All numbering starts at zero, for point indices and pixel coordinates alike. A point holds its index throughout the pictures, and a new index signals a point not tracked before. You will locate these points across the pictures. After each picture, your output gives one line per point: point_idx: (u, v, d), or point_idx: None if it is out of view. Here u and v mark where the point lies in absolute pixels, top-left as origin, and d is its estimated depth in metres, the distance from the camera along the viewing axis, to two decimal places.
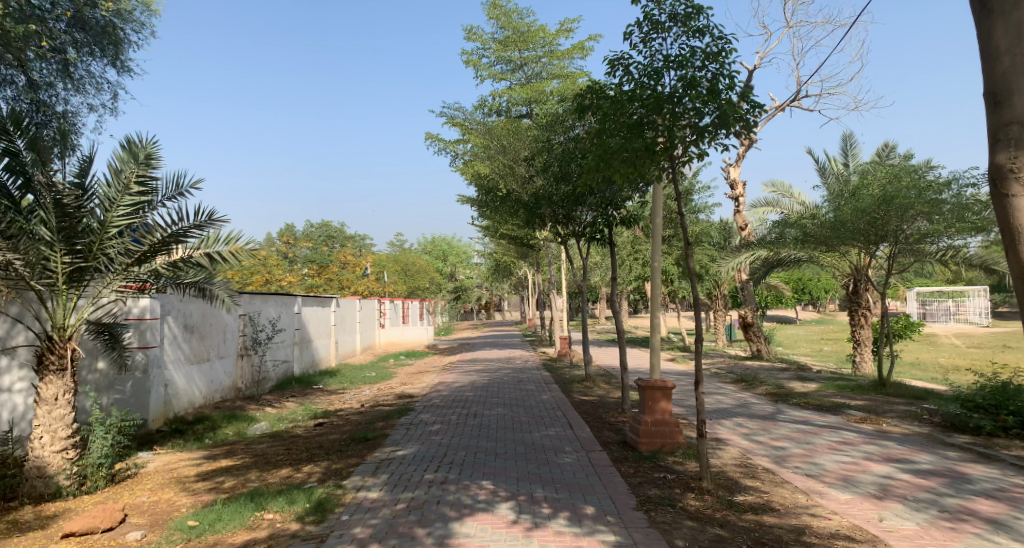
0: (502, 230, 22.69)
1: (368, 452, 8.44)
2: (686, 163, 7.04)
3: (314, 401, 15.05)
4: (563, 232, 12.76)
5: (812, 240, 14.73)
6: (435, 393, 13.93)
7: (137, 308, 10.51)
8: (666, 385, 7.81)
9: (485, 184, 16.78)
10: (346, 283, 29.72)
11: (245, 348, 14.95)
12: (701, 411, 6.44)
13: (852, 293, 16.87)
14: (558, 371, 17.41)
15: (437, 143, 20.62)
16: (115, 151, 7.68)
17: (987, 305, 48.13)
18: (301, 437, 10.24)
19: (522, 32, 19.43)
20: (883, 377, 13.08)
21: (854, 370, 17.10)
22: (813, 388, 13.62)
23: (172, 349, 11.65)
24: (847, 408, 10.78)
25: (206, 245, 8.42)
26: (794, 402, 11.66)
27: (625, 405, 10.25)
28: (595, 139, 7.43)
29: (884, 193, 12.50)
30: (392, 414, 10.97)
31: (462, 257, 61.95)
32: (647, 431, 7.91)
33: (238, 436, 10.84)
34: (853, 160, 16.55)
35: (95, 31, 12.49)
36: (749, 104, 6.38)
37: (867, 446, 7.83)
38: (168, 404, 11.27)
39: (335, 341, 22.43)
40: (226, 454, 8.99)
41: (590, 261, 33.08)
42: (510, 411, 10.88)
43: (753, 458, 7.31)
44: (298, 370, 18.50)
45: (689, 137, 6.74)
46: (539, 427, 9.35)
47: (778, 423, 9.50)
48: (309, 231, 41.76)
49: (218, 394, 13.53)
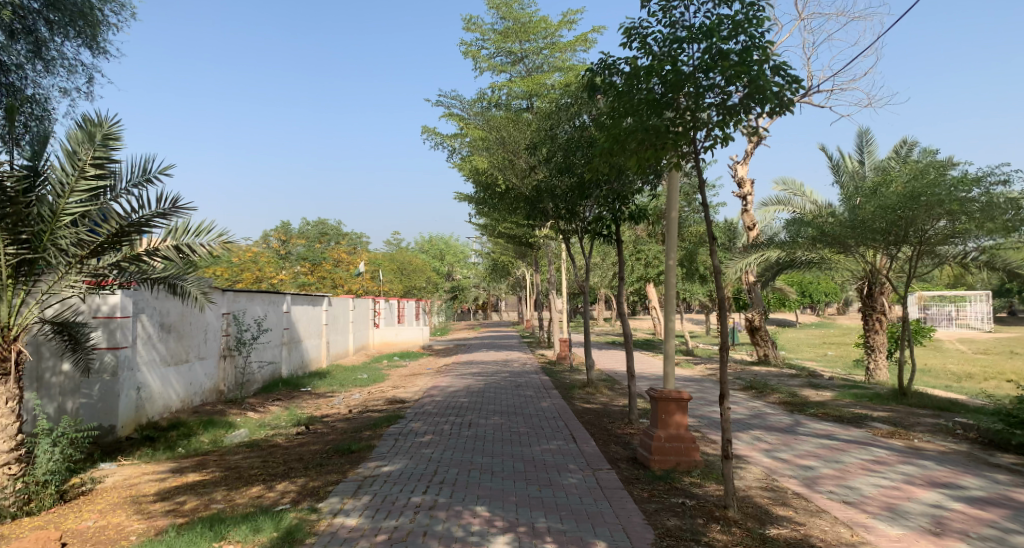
0: (501, 229, 21.98)
1: (350, 468, 7.63)
2: (709, 147, 6.23)
3: (300, 405, 14.23)
4: (565, 228, 11.97)
5: (828, 240, 13.95)
6: (428, 398, 13.12)
7: (106, 306, 9.77)
8: (680, 396, 7.09)
9: (484, 179, 15.98)
10: (339, 281, 28.92)
11: (228, 349, 14.17)
12: (727, 429, 5.66)
13: (866, 296, 16.13)
14: (557, 375, 16.63)
15: (433, 136, 19.86)
16: (69, 130, 6.90)
17: (988, 310, 47.81)
18: (280, 448, 9.43)
19: (523, 23, 18.65)
20: (903, 386, 12.31)
21: (867, 377, 16.32)
22: (828, 396, 12.85)
23: (146, 349, 10.84)
24: (870, 420, 9.98)
25: (175, 235, 7.61)
26: (812, 413, 10.86)
27: (633, 415, 9.48)
28: (607, 121, 6.63)
29: (910, 189, 11.72)
30: (380, 425, 10.18)
31: (459, 256, 61.17)
32: (660, 448, 7.15)
33: (213, 445, 10.04)
34: (869, 157, 15.78)
35: (71, 11, 11.62)
36: (784, 78, 5.53)
37: (904, 466, 7.04)
38: (141, 409, 10.47)
39: (326, 341, 21.63)
40: (194, 466, 8.18)
41: (590, 261, 32.31)
42: (508, 421, 10.10)
43: (779, 480, 6.53)
44: (286, 371, 17.74)
45: (714, 116, 5.94)
46: (539, 440, 8.56)
47: (799, 437, 8.71)
48: (303, 228, 40.90)
49: (197, 397, 12.74)
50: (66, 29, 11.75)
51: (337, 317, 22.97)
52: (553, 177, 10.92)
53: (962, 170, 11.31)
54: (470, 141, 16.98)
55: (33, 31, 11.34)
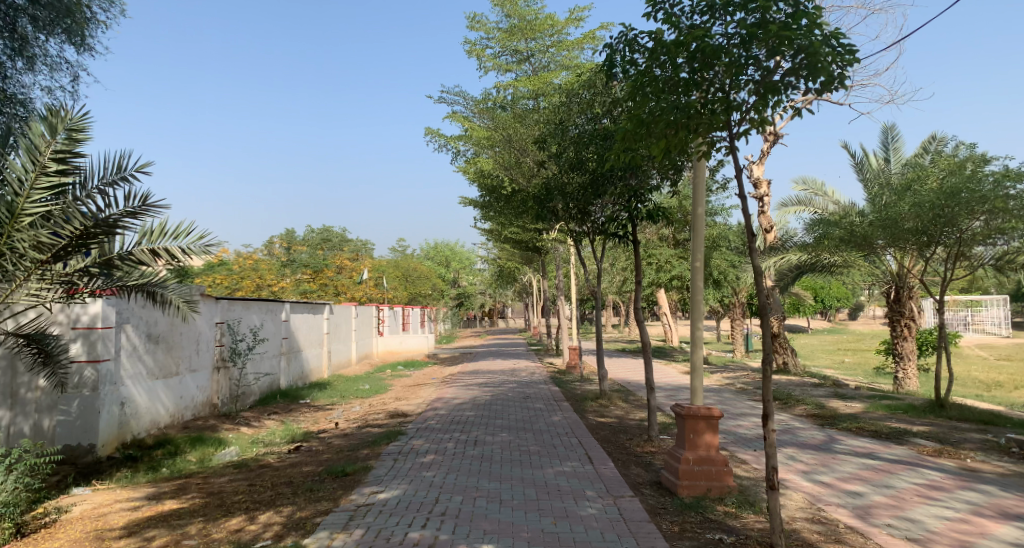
0: (507, 234, 21.27)
1: (343, 495, 6.88)
2: (745, 133, 5.46)
3: (297, 419, 13.51)
4: (576, 229, 11.24)
5: (855, 242, 13.18)
6: (431, 412, 12.38)
7: (87, 316, 9.14)
8: (710, 413, 6.39)
9: (491, 181, 15.28)
10: (342, 289, 28.23)
11: (222, 360, 13.48)
12: (773, 455, 4.88)
13: (893, 301, 15.35)
14: (568, 386, 15.84)
15: (437, 138, 19.21)
16: (29, 121, 6.23)
17: (1004, 314, 47.15)
18: (270, 469, 8.69)
19: (529, 21, 17.95)
20: (941, 397, 11.51)
21: (895, 388, 15.50)
22: (859, 409, 12.03)
23: (132, 362, 10.13)
24: (911, 436, 9.22)
25: (149, 238, 7.02)
26: (845, 427, 10.09)
27: (653, 432, 8.71)
28: (627, 104, 5.86)
29: (948, 185, 10.99)
30: (379, 443, 9.41)
31: (465, 263, 60.49)
32: (688, 472, 6.39)
33: (199, 465, 9.31)
34: (895, 154, 15.01)
35: (58, 8, 10.99)
36: (838, 48, 4.81)
37: (966, 492, 6.29)
38: (124, 426, 9.78)
39: (327, 350, 20.90)
40: (173, 492, 7.42)
41: (599, 268, 31.54)
42: (517, 437, 9.34)
43: (827, 510, 5.77)
44: (285, 382, 17.04)
45: (751, 95, 5.20)
46: (552, 461, 7.80)
47: (838, 457, 7.94)
48: (306, 234, 40.23)
49: (188, 411, 12.02)
50: (53, 26, 11.10)
51: (339, 325, 22.28)
52: (564, 174, 10.22)
53: (1005, 164, 10.58)
54: (474, 143, 16.33)
55: (16, 27, 10.64)
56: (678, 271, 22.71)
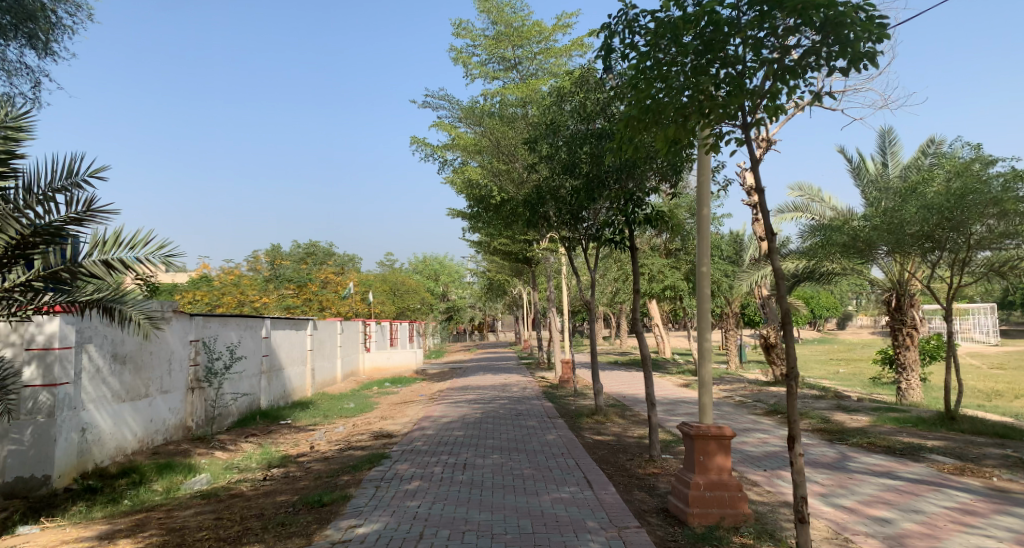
0: (496, 245, 20.72)
1: (317, 530, 6.21)
2: (760, 119, 4.91)
3: (276, 441, 12.82)
4: (570, 237, 10.71)
5: (857, 248, 12.72)
6: (418, 431, 11.74)
7: (43, 336, 8.49)
8: (721, 433, 5.84)
9: (478, 191, 14.74)
10: (326, 304, 27.51)
11: (197, 381, 12.76)
12: (801, 483, 4.32)
13: (894, 309, 14.90)
14: (561, 401, 15.23)
15: (422, 147, 18.66)
16: None
17: (993, 323, 47.09)
18: (241, 498, 8.02)
19: (515, 28, 17.44)
20: (951, 409, 11.03)
21: (898, 399, 14.99)
22: (865, 422, 11.52)
23: (95, 384, 9.44)
24: (927, 452, 8.69)
25: (102, 249, 6.45)
26: (855, 442, 9.57)
27: (655, 451, 8.13)
28: (628, 90, 5.30)
29: (954, 188, 10.53)
30: (361, 469, 8.76)
31: (453, 277, 59.85)
32: (699, 499, 5.79)
33: (165, 495, 8.63)
34: (893, 158, 14.49)
35: (21, 12, 10.30)
36: (867, 20, 4.28)
37: (1003, 517, 5.80)
38: (86, 454, 9.07)
39: (311, 368, 20.17)
40: (130, 530, 6.75)
41: (589, 279, 31.02)
42: (510, 460, 8.71)
43: (855, 539, 5.22)
44: (265, 402, 16.33)
45: (767, 78, 4.66)
46: (549, 486, 7.17)
47: (855, 476, 7.41)
48: (290, 248, 39.46)
49: (159, 435, 11.30)
50: (13, 32, 10.43)
51: (324, 341, 21.59)
52: (557, 177, 9.71)
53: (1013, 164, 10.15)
54: (461, 151, 15.77)
55: None
56: (671, 281, 22.23)
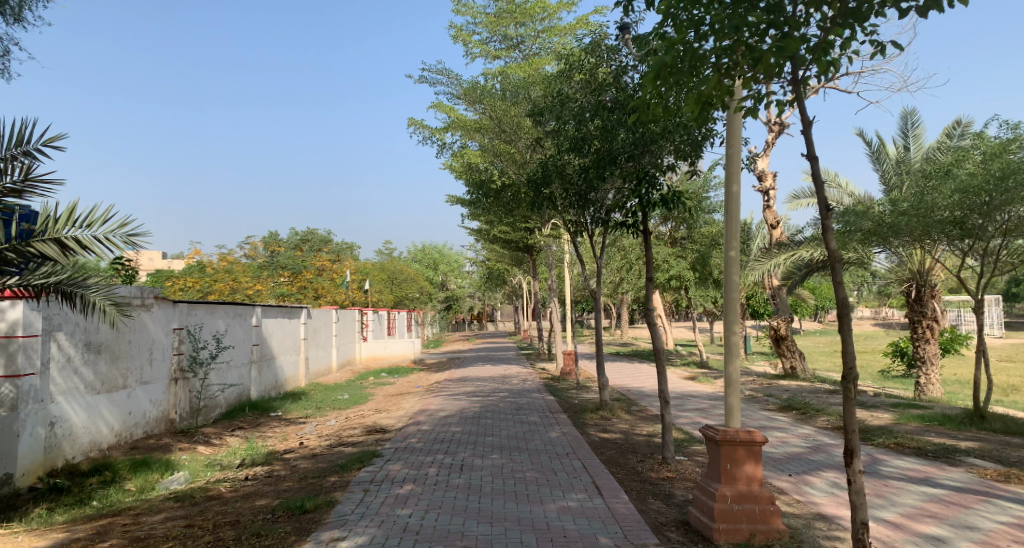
0: (496, 232, 19.99)
1: (296, 543, 5.52)
2: (811, 73, 4.22)
3: (264, 435, 12.16)
4: (576, 222, 10.04)
5: (879, 235, 12.04)
6: (413, 426, 11.06)
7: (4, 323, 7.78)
8: (751, 438, 5.17)
9: (477, 174, 13.99)
10: (321, 291, 26.75)
11: (181, 371, 12.06)
12: (858, 508, 3.74)
13: (914, 300, 14.19)
14: (564, 395, 14.55)
15: (420, 129, 17.91)
16: None
17: (999, 315, 46.42)
18: (218, 501, 7.34)
19: (517, 5, 16.62)
20: (981, 407, 10.38)
21: (918, 395, 14.33)
22: (888, 420, 10.85)
23: (66, 375, 8.74)
24: (962, 455, 8.02)
25: (55, 227, 5.82)
26: (882, 442, 8.90)
27: (669, 453, 7.47)
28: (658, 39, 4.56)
29: (992, 170, 9.79)
30: (348, 469, 8.06)
31: (453, 266, 59.01)
32: (725, 513, 5.11)
33: (137, 496, 7.95)
34: (915, 141, 13.71)
35: None
36: None
37: None
38: (54, 449, 8.39)
39: (305, 358, 19.48)
40: (90, 539, 6.06)
41: (591, 268, 30.30)
42: (511, 460, 8.05)
43: None
44: (255, 393, 15.65)
45: (822, 25, 3.98)
46: (554, 493, 6.49)
47: (891, 482, 6.75)
48: (288, 235, 38.73)
49: (139, 429, 10.63)
50: None
51: (318, 330, 20.91)
52: (564, 154, 9.03)
53: None
54: (460, 132, 15.02)
55: None
56: (676, 271, 21.52)
